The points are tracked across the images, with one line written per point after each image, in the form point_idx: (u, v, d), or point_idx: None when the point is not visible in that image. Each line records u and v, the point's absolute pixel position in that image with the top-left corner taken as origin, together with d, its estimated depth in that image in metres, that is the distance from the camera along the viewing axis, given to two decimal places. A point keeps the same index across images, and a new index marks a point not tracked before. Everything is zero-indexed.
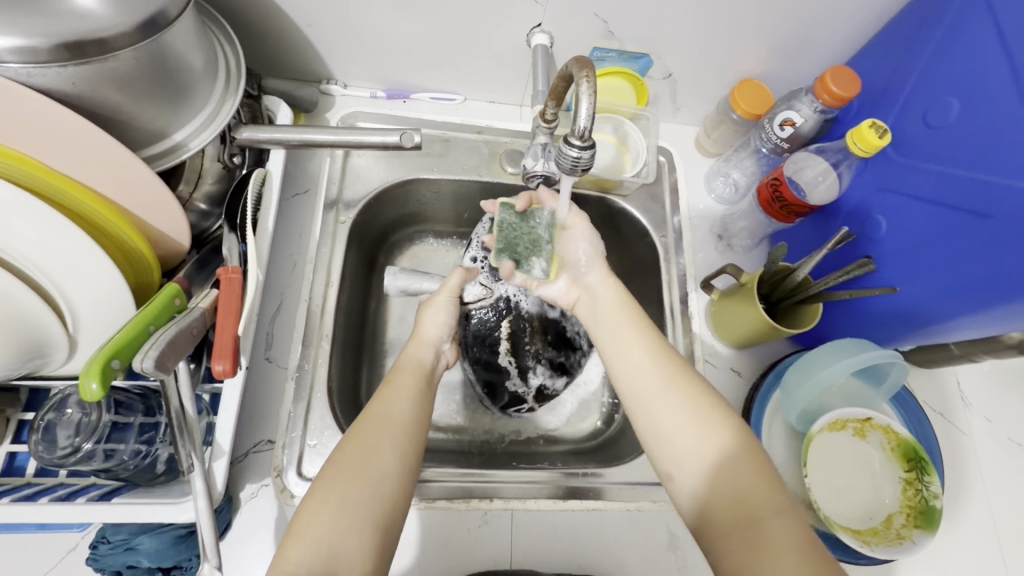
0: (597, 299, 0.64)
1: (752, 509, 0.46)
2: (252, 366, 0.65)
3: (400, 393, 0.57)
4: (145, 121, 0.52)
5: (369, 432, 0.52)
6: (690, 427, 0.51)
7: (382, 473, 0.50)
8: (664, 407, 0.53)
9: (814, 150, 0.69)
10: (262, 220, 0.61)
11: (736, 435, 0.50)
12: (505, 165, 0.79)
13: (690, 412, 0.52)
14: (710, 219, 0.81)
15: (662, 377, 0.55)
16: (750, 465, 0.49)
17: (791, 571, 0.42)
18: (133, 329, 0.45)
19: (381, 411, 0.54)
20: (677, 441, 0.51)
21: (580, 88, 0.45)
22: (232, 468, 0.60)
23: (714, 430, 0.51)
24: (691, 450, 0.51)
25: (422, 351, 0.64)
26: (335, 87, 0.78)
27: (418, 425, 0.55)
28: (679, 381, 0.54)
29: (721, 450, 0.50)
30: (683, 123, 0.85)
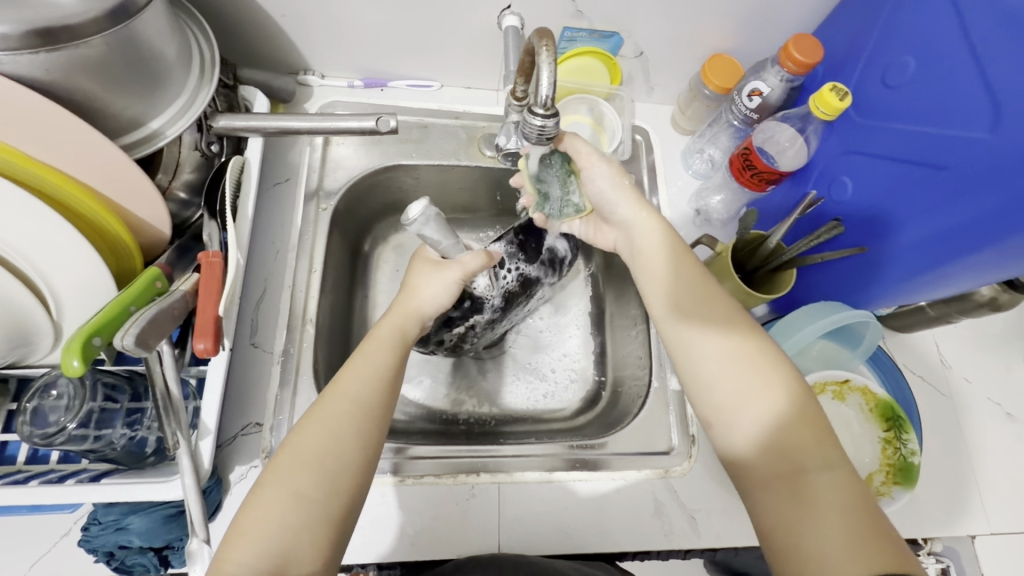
0: (634, 239, 0.64)
1: (798, 465, 0.48)
2: (237, 352, 0.66)
3: (365, 370, 0.55)
4: (120, 109, 0.53)
5: (327, 414, 0.52)
6: (737, 375, 0.53)
7: (340, 465, 0.50)
8: (711, 354, 0.54)
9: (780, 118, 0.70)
10: (243, 206, 0.63)
11: (792, 394, 0.51)
12: (483, 148, 0.80)
13: (739, 359, 0.53)
14: (688, 194, 0.82)
15: (720, 336, 0.55)
16: (802, 424, 0.50)
17: (832, 527, 0.45)
18: (115, 306, 0.46)
19: (343, 391, 0.53)
20: (721, 391, 0.53)
21: (539, 58, 0.46)
22: (221, 451, 0.61)
23: (772, 388, 0.51)
24: (735, 398, 0.52)
25: (393, 325, 0.60)
26: (312, 78, 0.79)
27: (379, 404, 0.54)
28: (735, 335, 0.54)
29: (772, 400, 0.51)
30: (658, 102, 0.86)
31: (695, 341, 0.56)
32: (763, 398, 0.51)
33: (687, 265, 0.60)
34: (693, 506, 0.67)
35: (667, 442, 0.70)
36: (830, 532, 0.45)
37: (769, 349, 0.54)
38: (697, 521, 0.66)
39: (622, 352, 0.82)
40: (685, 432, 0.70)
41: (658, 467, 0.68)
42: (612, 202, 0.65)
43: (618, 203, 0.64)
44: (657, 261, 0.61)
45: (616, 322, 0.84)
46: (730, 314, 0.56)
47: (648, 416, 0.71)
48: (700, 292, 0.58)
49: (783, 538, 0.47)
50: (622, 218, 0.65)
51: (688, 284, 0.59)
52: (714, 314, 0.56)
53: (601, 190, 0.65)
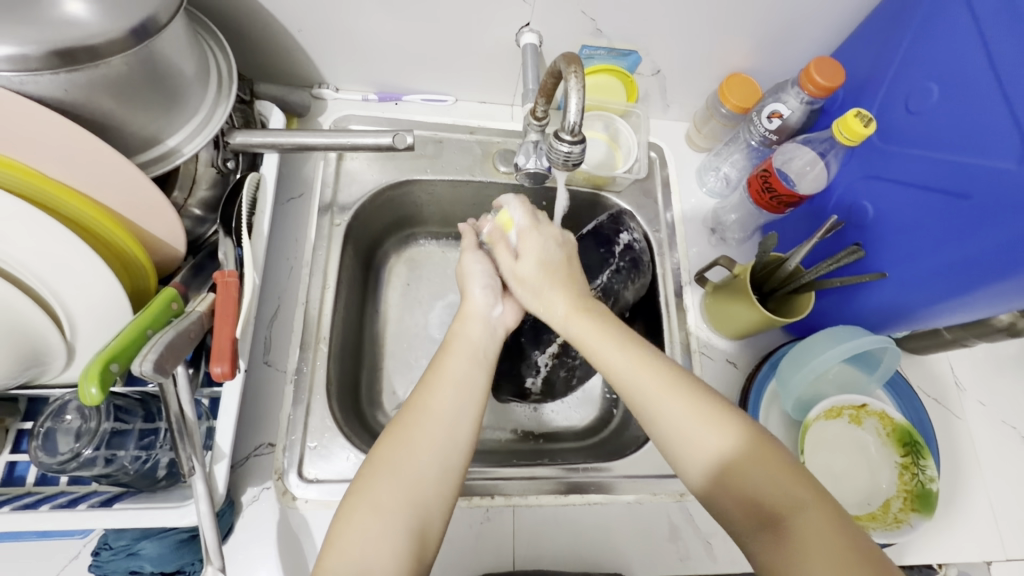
0: (471, 335, 0.60)
1: (773, 510, 0.47)
2: (250, 370, 0.65)
3: (443, 383, 0.55)
4: (137, 127, 0.52)
5: (408, 427, 0.52)
6: (704, 429, 0.51)
7: (417, 475, 0.49)
8: (673, 412, 0.52)
9: (800, 140, 0.70)
10: (258, 223, 0.62)
11: (751, 444, 0.50)
12: (498, 164, 0.80)
13: (701, 416, 0.51)
14: (703, 213, 0.82)
15: (679, 400, 0.52)
16: (768, 470, 0.48)
17: (825, 569, 0.43)
18: (132, 332, 0.46)
19: (424, 403, 0.53)
20: (692, 445, 0.51)
21: (568, 85, 0.45)
22: (232, 472, 0.60)
23: (729, 444, 0.50)
24: (706, 449, 0.50)
25: (478, 331, 0.61)
26: (327, 91, 0.78)
27: (462, 407, 0.54)
28: (692, 399, 0.52)
29: (746, 447, 0.50)
30: (673, 119, 0.86)
31: (654, 406, 0.53)
32: (727, 454, 0.50)
33: (595, 325, 0.59)
34: (708, 530, 0.66)
35: None
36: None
37: (715, 401, 0.53)
38: (712, 546, 0.66)
39: None
40: None
41: (673, 490, 0.67)
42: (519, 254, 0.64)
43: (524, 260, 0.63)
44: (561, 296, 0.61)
45: None
46: (650, 375, 0.54)
47: None
48: (622, 354, 0.57)
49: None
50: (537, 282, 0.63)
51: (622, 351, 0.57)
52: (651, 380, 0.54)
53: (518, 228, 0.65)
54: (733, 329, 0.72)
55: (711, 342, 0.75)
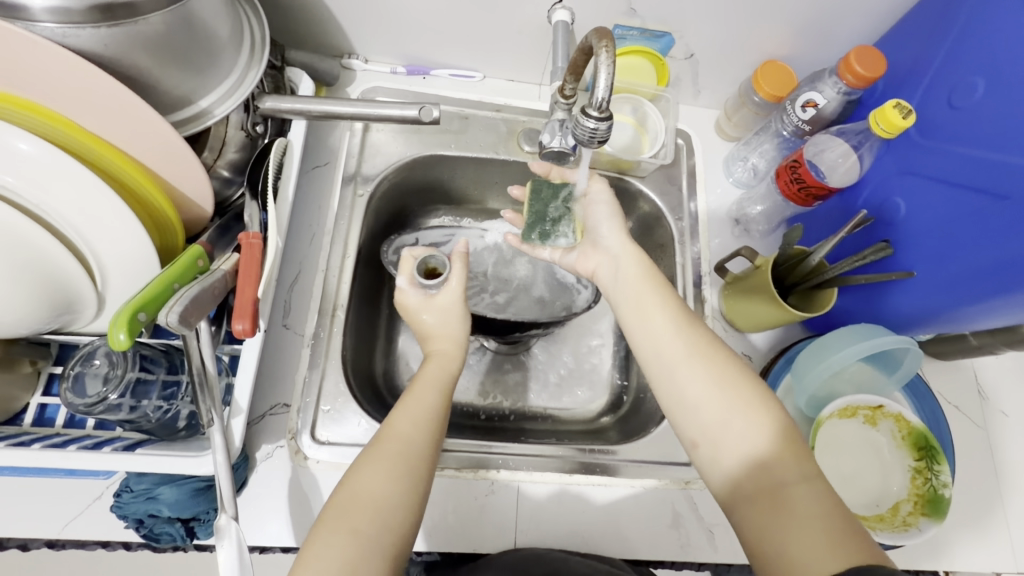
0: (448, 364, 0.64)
1: (776, 478, 0.47)
2: (268, 332, 0.66)
3: (411, 410, 0.57)
4: (170, 87, 0.53)
5: (383, 450, 0.53)
6: (719, 394, 0.52)
7: (391, 500, 0.50)
8: (691, 375, 0.54)
9: (835, 132, 0.67)
10: (285, 188, 0.63)
11: (763, 407, 0.51)
12: (522, 143, 0.80)
13: (718, 380, 0.53)
14: (727, 203, 0.80)
15: (705, 362, 0.54)
16: (776, 435, 0.49)
17: (813, 537, 0.43)
18: (158, 285, 0.47)
19: (391, 429, 0.55)
20: (702, 409, 0.52)
21: (598, 60, 0.44)
22: (249, 429, 0.62)
23: (750, 409, 0.51)
24: (716, 415, 0.51)
25: (438, 366, 0.63)
26: (356, 62, 0.78)
27: (425, 433, 0.55)
28: (716, 364, 0.54)
29: (759, 410, 0.51)
30: (703, 106, 0.84)
31: (686, 363, 0.54)
32: (741, 414, 0.51)
33: (643, 283, 0.62)
34: (711, 520, 0.67)
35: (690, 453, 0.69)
36: (812, 545, 0.42)
37: (744, 372, 0.54)
38: (714, 535, 0.66)
39: None
40: None
41: (679, 478, 0.67)
42: (598, 229, 0.68)
43: (605, 229, 0.67)
44: (641, 284, 0.62)
45: None
46: (686, 334, 0.56)
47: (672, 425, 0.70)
48: (663, 312, 0.58)
49: (773, 553, 0.44)
50: (610, 244, 0.67)
51: (667, 316, 0.58)
52: (690, 340, 0.56)
53: (599, 214, 0.68)
54: (749, 323, 0.71)
55: (729, 333, 0.74)
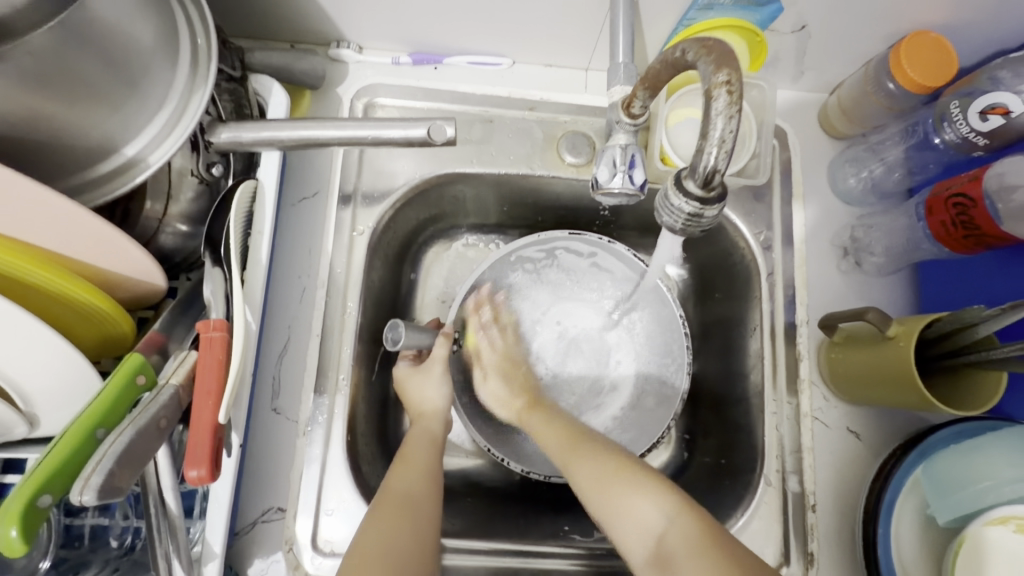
0: (432, 434, 0.58)
1: (675, 550, 0.43)
2: (256, 418, 0.54)
3: (415, 468, 0.54)
4: (80, 134, 0.39)
5: (390, 513, 0.50)
6: (615, 491, 0.48)
7: (400, 552, 0.48)
8: (586, 470, 0.50)
9: None
10: (256, 249, 0.48)
11: (662, 502, 0.45)
12: (563, 153, 0.62)
13: (609, 475, 0.49)
14: (836, 226, 0.61)
15: (588, 460, 0.51)
16: (683, 518, 0.44)
17: None
18: (71, 438, 0.35)
19: (397, 489, 0.52)
20: (614, 514, 0.47)
21: (712, 107, 0.27)
22: (238, 540, 0.52)
23: (656, 497, 0.46)
24: (625, 516, 0.46)
25: (436, 418, 0.59)
26: (347, 52, 0.60)
27: (432, 499, 0.52)
28: (604, 460, 0.50)
29: (669, 509, 0.45)
30: (807, 91, 0.63)
31: (574, 459, 0.52)
32: (642, 502, 0.46)
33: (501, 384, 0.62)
34: None
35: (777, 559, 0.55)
36: None
37: (633, 460, 0.50)
38: None
39: (720, 418, 0.65)
40: (803, 549, 0.55)
41: None
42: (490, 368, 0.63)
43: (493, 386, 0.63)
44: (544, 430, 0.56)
45: (714, 374, 0.67)
46: (570, 432, 0.55)
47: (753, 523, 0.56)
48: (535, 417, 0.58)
49: None
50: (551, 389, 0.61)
51: (556, 417, 0.57)
52: (579, 454, 0.52)
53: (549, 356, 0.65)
54: (864, 397, 0.55)
55: (831, 403, 0.58)
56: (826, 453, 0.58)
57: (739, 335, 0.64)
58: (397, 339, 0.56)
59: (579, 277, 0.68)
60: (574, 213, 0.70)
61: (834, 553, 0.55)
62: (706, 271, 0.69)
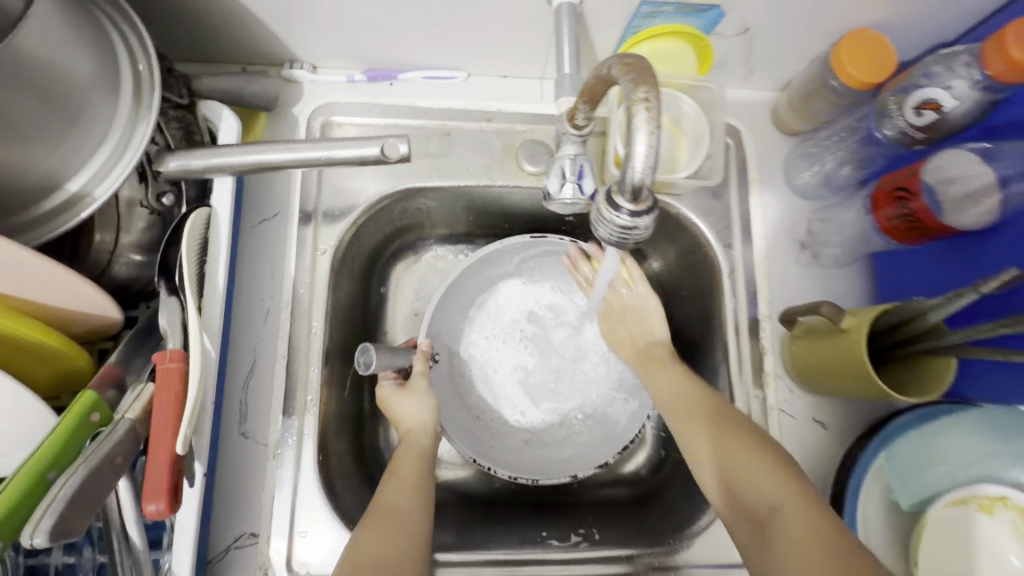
0: (424, 450, 0.57)
1: (748, 502, 0.47)
2: (224, 444, 0.54)
3: (405, 482, 0.54)
4: (20, 171, 0.38)
5: (384, 526, 0.50)
6: (692, 429, 0.53)
7: (394, 558, 0.49)
8: (659, 385, 0.58)
9: (972, 146, 0.48)
10: (212, 277, 0.48)
11: (755, 448, 0.49)
12: (523, 163, 0.62)
13: (685, 408, 0.54)
14: (793, 221, 0.62)
15: (671, 375, 0.57)
16: (733, 438, 0.50)
17: (792, 561, 0.42)
18: (21, 481, 0.34)
19: (388, 502, 0.52)
20: (688, 438, 0.53)
21: (633, 123, 0.28)
22: (212, 568, 0.52)
23: (738, 450, 0.49)
24: (711, 459, 0.51)
25: (428, 433, 0.58)
26: (300, 72, 0.61)
27: (423, 511, 0.53)
28: (675, 379, 0.57)
29: (750, 449, 0.49)
30: (757, 90, 0.64)
31: (668, 413, 0.56)
32: (724, 453, 0.50)
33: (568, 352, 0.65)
34: None
35: None
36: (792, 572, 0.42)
37: (717, 402, 0.54)
38: None
39: None
40: None
41: None
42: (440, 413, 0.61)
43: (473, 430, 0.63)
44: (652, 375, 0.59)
45: None
46: (695, 395, 0.55)
47: None
48: (637, 360, 0.62)
49: None
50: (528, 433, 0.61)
51: (674, 374, 0.58)
52: (670, 373, 0.58)
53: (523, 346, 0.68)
54: (822, 386, 0.56)
55: (796, 395, 0.60)
56: (794, 445, 0.59)
57: (706, 332, 0.64)
58: (368, 363, 0.57)
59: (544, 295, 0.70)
60: (539, 219, 0.70)
61: None
62: (672, 270, 0.70)
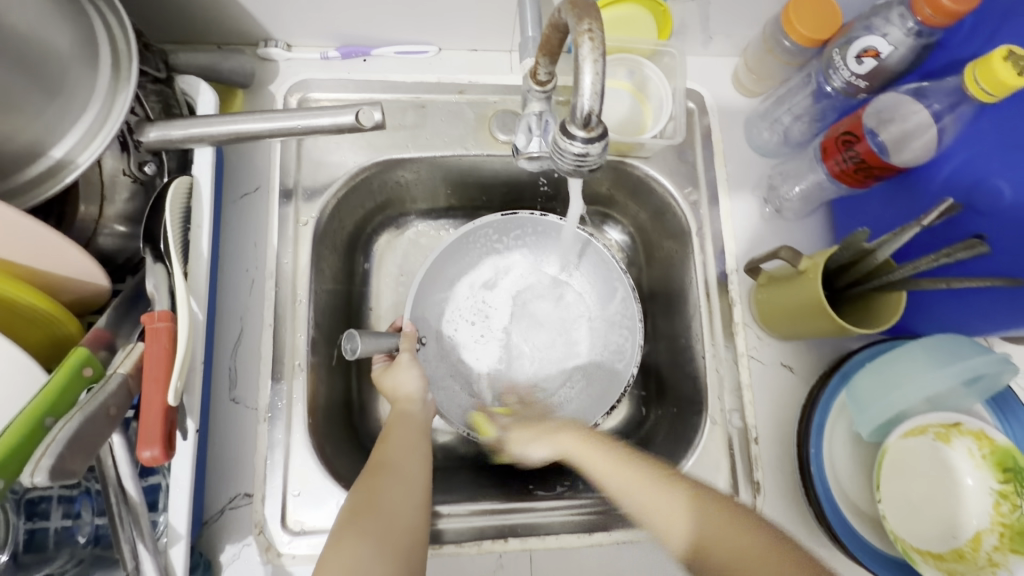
0: (415, 418, 0.59)
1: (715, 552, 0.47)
2: (215, 410, 0.56)
3: (401, 441, 0.55)
4: (5, 136, 0.39)
5: (383, 478, 0.51)
6: (651, 493, 0.50)
7: (395, 506, 0.49)
8: (606, 466, 0.54)
9: (911, 91, 0.51)
10: (196, 243, 0.50)
11: (693, 512, 0.49)
12: (495, 132, 0.65)
13: (652, 479, 0.51)
14: (756, 178, 0.65)
15: (609, 464, 0.53)
16: (708, 516, 0.48)
17: None
18: (19, 426, 0.36)
19: (384, 457, 0.53)
20: (641, 504, 0.50)
21: (579, 53, 0.31)
22: (208, 528, 0.53)
23: (670, 501, 0.50)
24: (666, 515, 0.49)
25: (420, 403, 0.60)
26: (276, 50, 0.62)
27: (418, 467, 0.53)
28: (603, 453, 0.54)
29: (694, 508, 0.49)
30: (717, 55, 0.67)
31: (589, 450, 0.55)
32: (673, 512, 0.49)
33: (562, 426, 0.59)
34: None
35: (726, 490, 0.59)
36: None
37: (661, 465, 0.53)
38: None
39: (669, 370, 0.68)
40: (749, 478, 0.59)
41: None
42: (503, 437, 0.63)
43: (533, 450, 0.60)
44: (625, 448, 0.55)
45: (662, 330, 0.71)
46: (588, 440, 0.56)
47: (702, 460, 0.60)
48: (608, 454, 0.54)
49: None
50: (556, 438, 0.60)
51: (604, 446, 0.55)
52: (626, 469, 0.53)
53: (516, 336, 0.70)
54: (788, 331, 0.59)
55: (765, 342, 0.63)
56: (763, 389, 0.62)
57: (679, 289, 0.67)
58: (355, 349, 0.59)
59: (524, 265, 0.73)
60: (515, 189, 0.72)
61: (777, 479, 0.59)
62: (645, 233, 0.72)
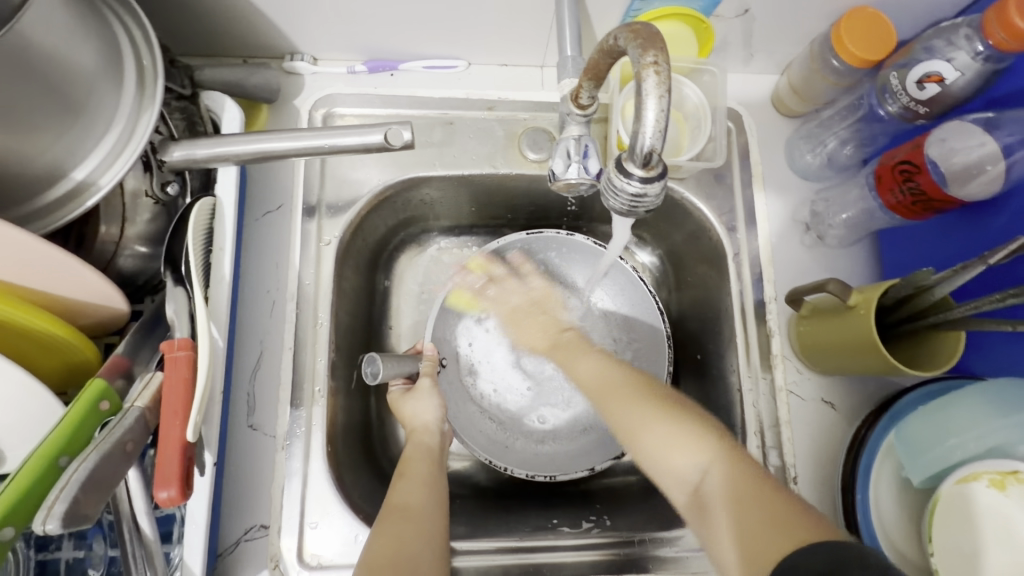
0: (429, 449, 0.57)
1: (710, 499, 0.43)
2: (233, 436, 0.54)
3: (416, 481, 0.54)
4: (27, 159, 0.38)
5: (400, 527, 0.49)
6: (678, 438, 0.47)
7: (413, 556, 0.48)
8: (614, 373, 0.56)
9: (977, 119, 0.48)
10: (218, 266, 0.48)
11: (706, 441, 0.46)
12: (525, 150, 0.62)
13: (683, 428, 0.47)
14: (796, 203, 0.62)
15: (656, 412, 0.49)
16: (695, 436, 0.46)
17: (743, 542, 0.39)
18: (33, 467, 0.34)
19: (400, 501, 0.52)
20: (652, 447, 0.48)
21: (643, 87, 0.30)
22: (222, 561, 0.51)
23: (697, 441, 0.46)
24: (658, 453, 0.47)
25: (432, 434, 0.58)
26: (301, 64, 0.61)
27: (440, 508, 0.52)
28: (653, 406, 0.50)
29: (691, 434, 0.47)
30: (757, 73, 0.64)
31: (619, 408, 0.52)
32: (689, 447, 0.46)
33: (585, 359, 0.59)
34: None
35: None
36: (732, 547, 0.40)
37: (699, 419, 0.48)
38: None
39: (701, 401, 0.65)
40: None
41: None
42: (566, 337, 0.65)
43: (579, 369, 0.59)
44: (580, 363, 0.59)
45: (693, 358, 0.68)
46: (606, 371, 0.56)
47: None
48: (600, 364, 0.58)
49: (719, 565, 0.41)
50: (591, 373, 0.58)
51: (595, 358, 0.59)
52: (649, 403, 0.51)
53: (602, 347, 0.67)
54: (831, 366, 0.56)
55: (805, 377, 0.59)
56: (801, 426, 0.59)
57: (713, 316, 0.64)
58: (376, 373, 0.56)
59: (543, 289, 0.70)
60: (542, 208, 0.70)
61: None
62: (676, 256, 0.69)
